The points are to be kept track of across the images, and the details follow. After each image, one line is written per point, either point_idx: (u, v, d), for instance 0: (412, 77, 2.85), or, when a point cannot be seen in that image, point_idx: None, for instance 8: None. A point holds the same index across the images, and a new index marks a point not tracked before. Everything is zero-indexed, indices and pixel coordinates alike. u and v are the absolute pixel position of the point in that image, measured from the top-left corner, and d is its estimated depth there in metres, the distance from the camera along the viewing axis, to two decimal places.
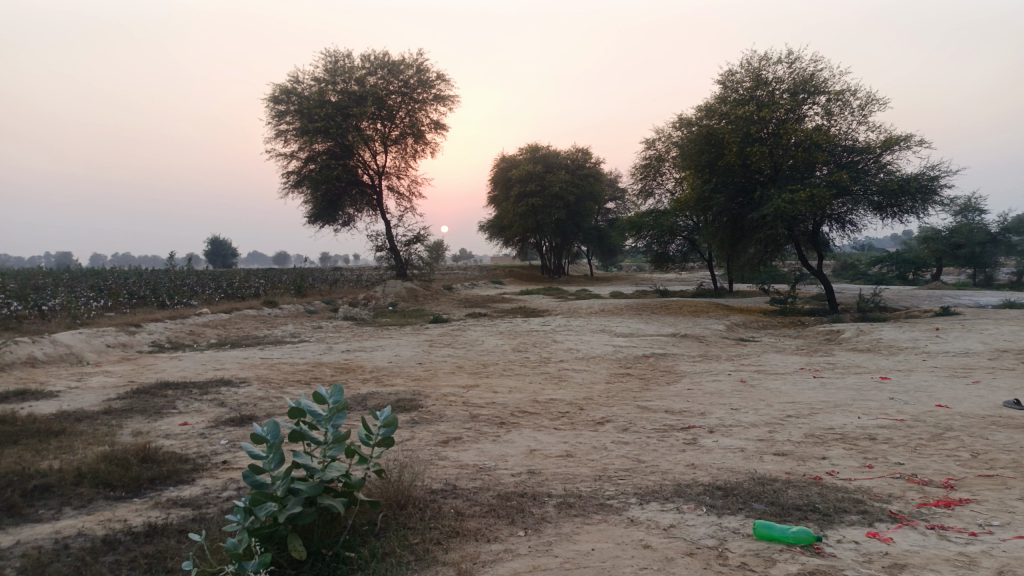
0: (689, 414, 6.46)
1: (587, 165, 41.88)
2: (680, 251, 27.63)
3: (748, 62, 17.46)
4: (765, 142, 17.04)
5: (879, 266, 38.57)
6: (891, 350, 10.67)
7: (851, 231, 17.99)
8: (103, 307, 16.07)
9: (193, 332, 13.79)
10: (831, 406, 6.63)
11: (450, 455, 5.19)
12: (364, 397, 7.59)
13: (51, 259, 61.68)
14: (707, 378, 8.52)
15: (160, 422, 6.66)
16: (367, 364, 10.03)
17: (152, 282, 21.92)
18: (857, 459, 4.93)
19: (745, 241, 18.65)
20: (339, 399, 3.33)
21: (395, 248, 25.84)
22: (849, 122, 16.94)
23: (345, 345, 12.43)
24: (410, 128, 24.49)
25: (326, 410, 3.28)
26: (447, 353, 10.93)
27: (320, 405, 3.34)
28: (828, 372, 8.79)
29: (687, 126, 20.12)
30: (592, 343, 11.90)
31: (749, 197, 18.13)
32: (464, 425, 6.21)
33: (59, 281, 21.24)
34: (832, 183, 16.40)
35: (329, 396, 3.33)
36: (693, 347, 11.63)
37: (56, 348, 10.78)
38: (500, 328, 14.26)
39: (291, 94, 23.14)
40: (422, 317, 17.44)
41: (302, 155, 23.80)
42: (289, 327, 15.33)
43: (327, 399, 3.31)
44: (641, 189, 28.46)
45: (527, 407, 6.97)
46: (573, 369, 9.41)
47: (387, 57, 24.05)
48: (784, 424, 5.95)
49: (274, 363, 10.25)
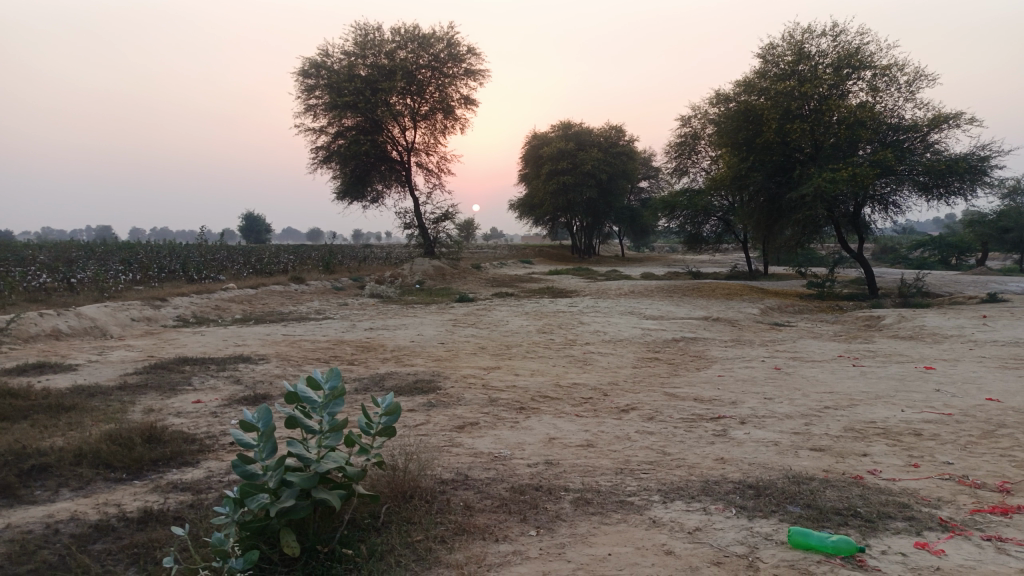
0: (719, 403, 6.13)
1: (621, 143, 41.15)
2: (714, 232, 27.03)
3: (789, 35, 16.79)
4: (806, 119, 16.41)
5: (921, 250, 37.45)
6: (935, 338, 10.17)
7: (894, 213, 17.28)
8: (132, 280, 16.14)
9: (218, 306, 13.74)
10: (871, 398, 6.24)
11: (465, 443, 4.94)
12: (382, 377, 7.37)
13: (90, 233, 62.91)
14: (740, 364, 8.14)
15: (173, 399, 6.51)
16: (389, 343, 9.83)
17: (182, 256, 22.02)
18: (902, 458, 4.56)
19: (782, 223, 18.05)
20: (337, 385, 3.07)
21: (423, 226, 25.66)
22: (895, 98, 16.21)
23: (369, 323, 12.26)
24: (439, 103, 24.15)
25: (320, 397, 3.02)
26: (471, 333, 10.69)
27: (316, 391, 3.08)
28: (868, 360, 8.36)
29: (723, 102, 19.49)
30: (620, 325, 11.55)
31: (787, 176, 17.51)
32: (482, 410, 5.94)
33: (92, 254, 21.48)
34: (875, 162, 15.72)
35: (325, 381, 3.07)
36: (724, 331, 11.23)
37: (81, 321, 10.77)
38: (526, 308, 13.98)
39: (321, 68, 22.93)
40: (449, 295, 17.23)
41: (331, 130, 23.65)
42: (314, 304, 15.24)
43: (323, 385, 3.04)
44: (674, 168, 27.84)
45: (549, 391, 6.69)
46: (599, 352, 9.10)
47: (418, 31, 23.65)
48: (821, 417, 5.58)
49: (295, 340, 10.10)
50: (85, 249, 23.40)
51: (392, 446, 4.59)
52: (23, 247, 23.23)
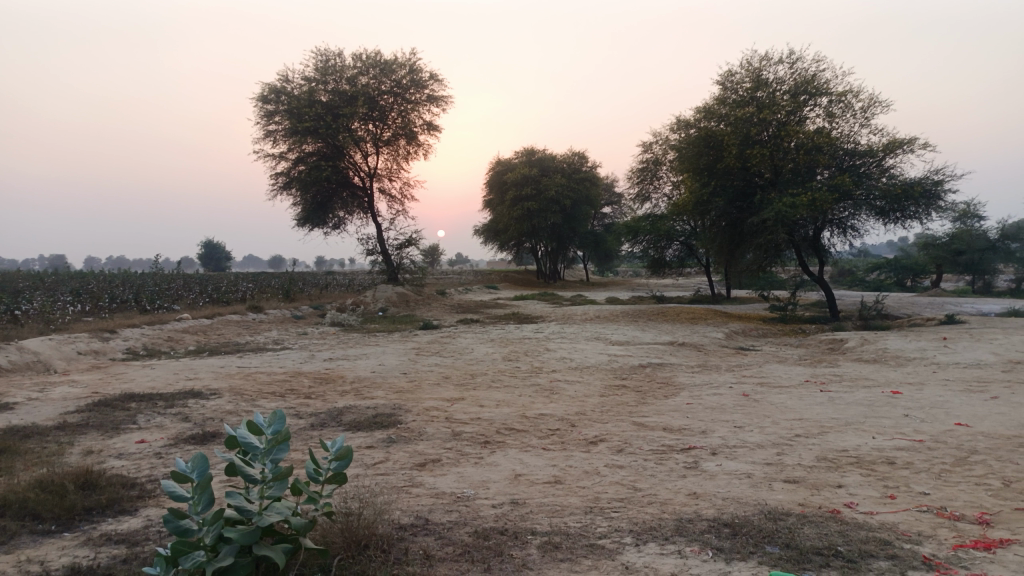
0: (689, 432, 5.96)
1: (584, 169, 41.43)
2: (677, 256, 27.18)
3: (747, 62, 17.03)
4: (766, 145, 16.61)
5: (877, 272, 38.19)
6: (898, 361, 10.19)
7: (852, 236, 17.51)
8: (80, 311, 15.54)
9: (171, 338, 13.26)
10: (842, 425, 6.13)
11: (426, 482, 4.68)
12: (340, 412, 7.07)
13: (42, 262, 61.15)
14: (708, 391, 8.00)
15: (115, 439, 6.13)
16: (349, 374, 9.51)
17: (136, 285, 21.33)
18: (878, 489, 4.42)
19: (744, 247, 18.17)
20: (281, 428, 2.80)
21: (386, 252, 25.34)
22: (851, 124, 16.50)
23: (328, 353, 11.90)
24: (402, 129, 24.00)
25: (262, 442, 2.76)
26: (434, 362, 10.41)
27: (257, 435, 2.83)
28: (835, 384, 8.29)
29: (685, 128, 19.68)
30: (586, 352, 11.38)
31: (748, 201, 17.65)
32: (444, 445, 5.68)
33: (40, 284, 20.70)
34: (834, 186, 15.93)
35: (268, 425, 2.81)
36: (691, 356, 11.13)
37: (22, 355, 10.24)
38: (491, 335, 13.75)
39: (280, 94, 22.65)
40: (412, 323, 16.91)
41: (292, 156, 23.31)
42: (272, 334, 14.81)
43: (265, 429, 2.78)
44: (637, 194, 28.03)
45: (514, 424, 6.45)
46: (565, 380, 8.90)
47: (379, 57, 23.55)
48: (793, 446, 5.45)
49: (251, 372, 9.72)
50: (33, 279, 22.60)
51: (347, 490, 4.32)
52: None
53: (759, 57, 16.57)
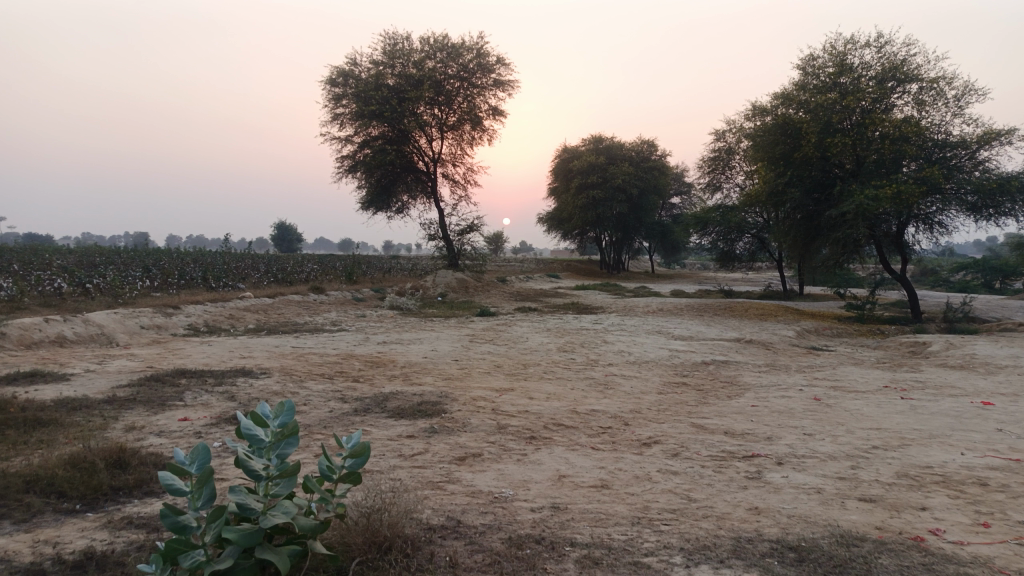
0: (753, 438, 5.49)
1: (652, 158, 40.48)
2: (747, 250, 26.20)
3: (830, 46, 16.08)
4: (848, 133, 15.67)
5: (963, 273, 36.12)
6: (989, 368, 9.37)
7: (939, 233, 16.39)
8: (149, 287, 15.93)
9: (232, 316, 13.40)
10: (926, 438, 5.56)
11: (463, 479, 4.39)
12: (385, 397, 6.85)
13: (126, 239, 63.98)
14: (775, 393, 7.46)
15: (159, 415, 6.07)
16: (400, 359, 9.33)
17: (205, 263, 21.79)
18: (968, 515, 3.90)
19: (819, 241, 17.27)
20: (287, 423, 2.56)
21: (448, 237, 25.23)
22: (942, 113, 15.40)
23: (383, 336, 11.78)
24: (467, 114, 23.77)
25: (267, 436, 2.50)
26: (487, 350, 10.15)
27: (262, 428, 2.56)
28: (918, 392, 7.63)
29: (760, 115, 18.80)
30: (646, 346, 10.91)
31: (826, 193, 16.72)
32: (488, 439, 5.38)
33: (114, 259, 21.38)
34: (921, 179, 14.91)
35: (274, 417, 2.55)
36: (758, 355, 10.53)
37: (87, 328, 10.45)
38: (548, 325, 13.41)
39: (348, 77, 22.71)
40: (470, 309, 16.72)
41: (357, 139, 23.38)
42: (330, 315, 14.81)
43: (271, 421, 2.53)
44: (707, 184, 27.12)
45: (565, 419, 6.10)
46: (623, 375, 8.48)
47: (447, 40, 23.35)
48: (869, 459, 4.94)
49: (304, 353, 9.64)
50: (111, 254, 23.42)
51: (378, 486, 4.06)
52: (50, 251, 23.28)
53: (844, 40, 15.60)
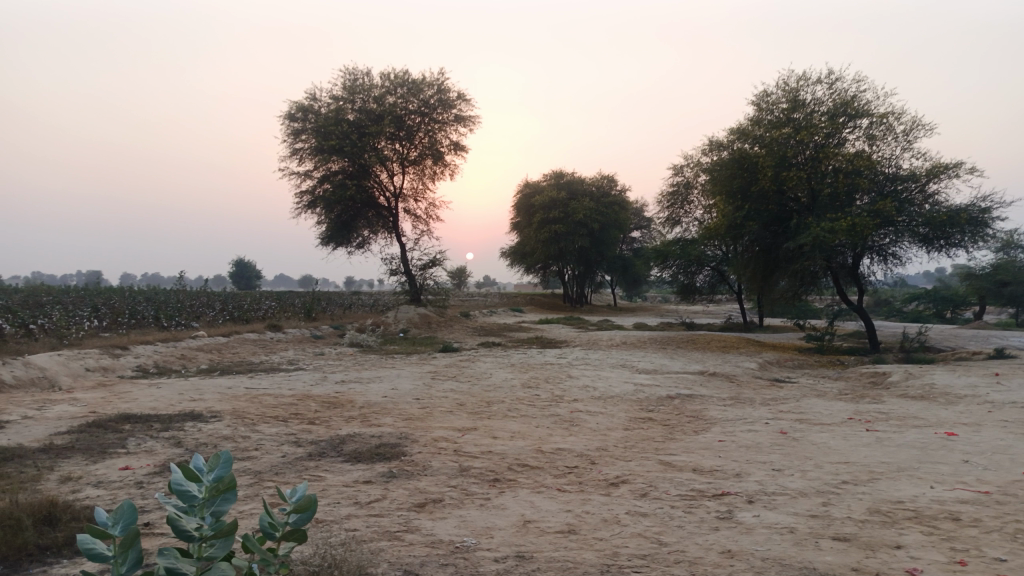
0: (722, 475, 5.36)
1: (612, 193, 40.94)
2: (708, 282, 26.45)
3: (783, 83, 16.45)
4: (802, 167, 15.96)
5: (916, 303, 36.99)
6: (949, 398, 9.44)
7: (893, 264, 16.70)
8: (98, 327, 15.36)
9: (184, 356, 12.95)
10: (894, 471, 5.48)
11: (423, 528, 4.16)
12: (342, 440, 6.57)
13: (79, 277, 62.33)
14: (742, 427, 7.37)
15: (98, 465, 5.71)
16: (359, 398, 9.04)
17: (158, 301, 21.17)
18: (944, 552, 3.79)
19: (777, 273, 17.47)
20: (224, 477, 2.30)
21: (410, 273, 24.98)
22: (892, 148, 15.80)
23: (342, 375, 11.47)
24: (428, 149, 23.74)
25: (201, 491, 2.23)
26: (449, 388, 9.92)
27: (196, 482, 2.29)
28: (882, 423, 7.60)
29: (717, 149, 19.10)
30: (610, 380, 10.78)
31: (783, 226, 16.96)
32: (449, 483, 5.15)
33: (62, 298, 20.64)
34: (874, 211, 15.22)
35: (209, 471, 2.30)
36: (723, 388, 10.47)
37: (28, 371, 9.96)
38: (512, 360, 13.23)
39: (308, 112, 22.55)
40: (432, 345, 16.47)
41: (317, 174, 23.14)
42: (287, 353, 14.42)
43: (205, 475, 2.26)
44: (667, 218, 27.41)
45: (529, 459, 5.90)
46: (588, 411, 8.32)
47: (408, 76, 23.38)
48: (840, 495, 4.83)
49: (258, 394, 9.29)
50: (60, 293, 22.65)
51: (331, 541, 3.81)
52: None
53: (796, 76, 15.97)
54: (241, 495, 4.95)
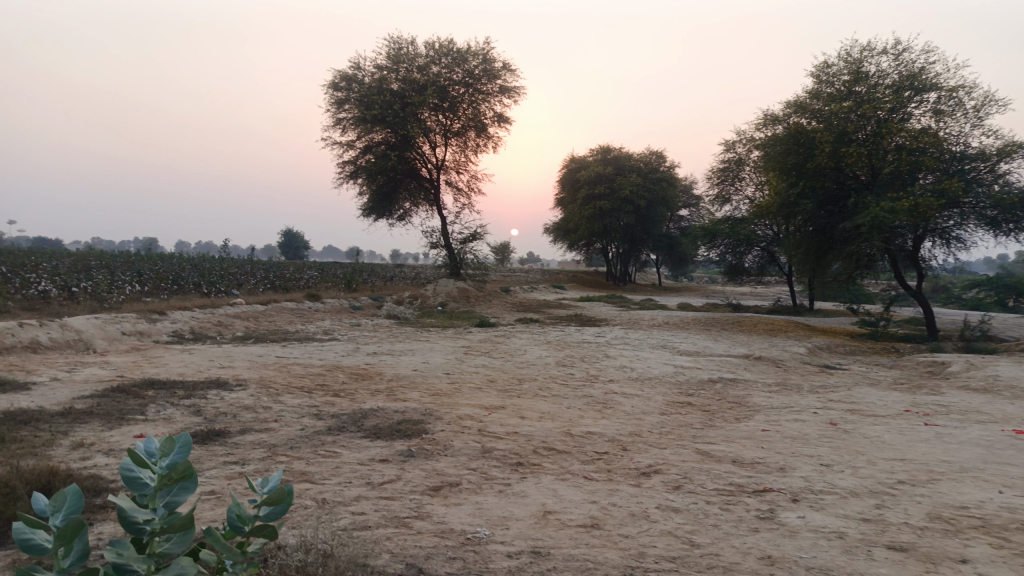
0: (765, 469, 4.94)
1: (660, 169, 40.02)
2: (756, 263, 25.61)
3: (846, 53, 15.54)
4: (863, 143, 15.10)
5: (975, 291, 35.41)
6: (1015, 392, 8.77)
7: (957, 248, 15.79)
8: (140, 292, 15.49)
9: (221, 323, 12.92)
10: (957, 472, 4.99)
11: (434, 515, 3.86)
12: (364, 415, 6.32)
13: (135, 243, 63.99)
14: (788, 416, 6.90)
15: (113, 431, 5.56)
16: (388, 371, 8.81)
17: (201, 268, 21.35)
18: (1017, 570, 3.33)
19: (831, 255, 16.68)
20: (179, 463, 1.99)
21: (450, 246, 24.73)
22: (961, 125, 14.85)
23: (374, 347, 11.27)
24: (472, 121, 23.34)
25: (152, 479, 1.91)
26: (482, 363, 9.63)
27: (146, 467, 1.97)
28: (942, 418, 7.04)
29: (772, 124, 18.25)
30: (649, 361, 10.35)
31: (840, 205, 16.15)
32: (468, 465, 4.84)
33: (108, 262, 20.91)
34: (939, 191, 14.34)
35: (160, 457, 1.99)
36: (768, 373, 9.95)
37: (64, 333, 9.98)
38: (549, 337, 12.88)
39: (352, 81, 22.31)
40: (469, 319, 16.19)
41: (359, 144, 22.96)
42: (323, 323, 14.32)
43: (157, 461, 1.96)
44: (716, 195, 26.57)
45: (557, 443, 5.57)
46: (623, 393, 7.94)
47: (453, 45, 22.95)
48: (896, 498, 4.37)
49: (287, 364, 9.13)
50: (109, 258, 23.00)
51: (333, 530, 3.53)
52: (47, 254, 22.87)
53: (860, 46, 15.04)
54: (252, 468, 4.72)
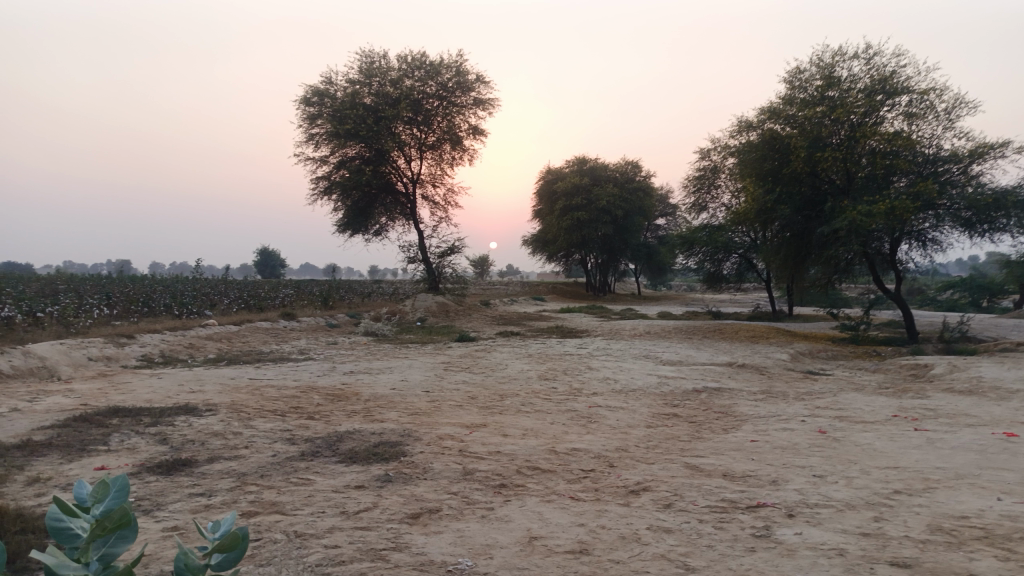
0: (757, 483, 4.77)
1: (636, 179, 40.12)
2: (735, 271, 25.64)
3: (817, 58, 15.59)
4: (838, 148, 15.12)
5: (950, 292, 35.79)
6: (999, 393, 8.72)
7: (933, 250, 15.86)
8: (109, 315, 15.09)
9: (192, 344, 12.57)
10: (954, 479, 4.85)
11: (413, 545, 3.63)
12: (339, 437, 6.07)
13: (108, 266, 63.03)
14: (776, 425, 6.76)
15: (72, 464, 5.26)
16: (365, 391, 8.55)
17: (172, 290, 20.89)
18: None
19: (809, 260, 16.67)
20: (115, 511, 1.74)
21: (427, 260, 24.48)
22: (933, 127, 14.95)
23: (351, 365, 11.00)
24: (447, 134, 23.19)
25: (83, 530, 1.64)
26: (462, 379, 9.41)
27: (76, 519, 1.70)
28: (931, 422, 6.94)
29: (747, 131, 18.27)
30: (632, 372, 10.18)
31: (817, 210, 16.17)
32: (449, 489, 4.61)
33: (77, 285, 20.40)
34: (914, 193, 14.38)
35: (94, 506, 1.74)
36: (753, 381, 9.81)
37: (27, 361, 9.60)
38: (529, 350, 12.68)
39: (324, 96, 22.06)
40: (448, 334, 15.97)
41: (333, 160, 22.69)
42: (299, 343, 14.01)
43: (89, 510, 1.70)
44: (693, 203, 26.62)
45: (541, 461, 5.36)
46: (608, 406, 7.75)
47: (425, 58, 22.79)
48: (893, 509, 4.22)
49: (260, 385, 8.83)
50: (77, 281, 22.47)
51: (302, 570, 3.27)
52: (13, 279, 22.28)
53: (832, 51, 15.09)
54: (219, 500, 4.45)
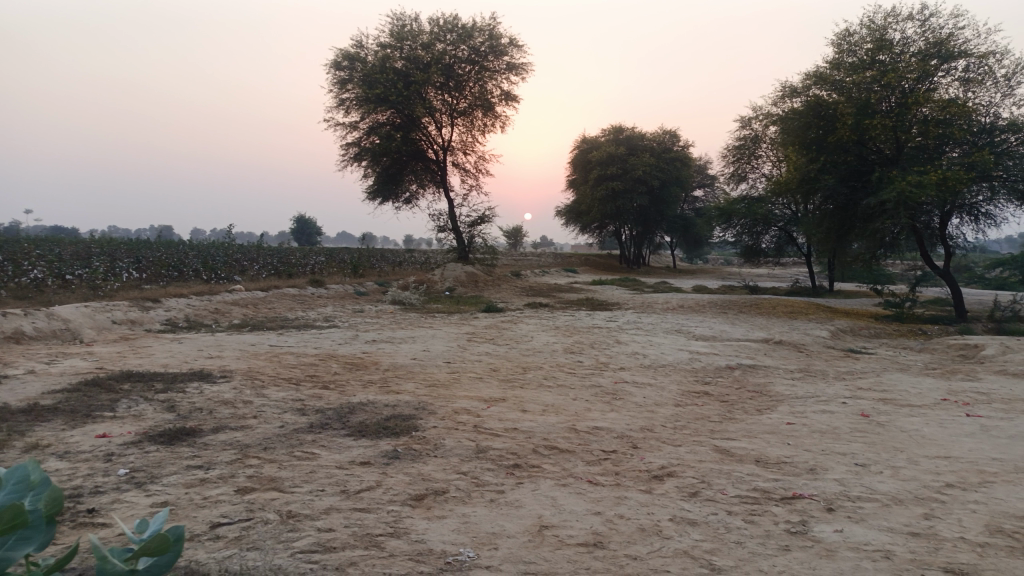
0: (794, 471, 4.38)
1: (674, 149, 39.22)
2: (773, 244, 24.89)
3: (868, 20, 14.75)
4: (888, 115, 14.33)
5: (999, 269, 34.44)
6: None
7: (986, 224, 15.04)
8: (139, 279, 15.10)
9: (217, 310, 12.47)
10: (1014, 473, 4.39)
11: (413, 532, 3.34)
12: (351, 409, 5.81)
13: (149, 230, 63.97)
14: (814, 407, 6.33)
15: (74, 431, 5.08)
16: (384, 360, 8.31)
17: (203, 255, 20.91)
18: None
19: (853, 234, 15.96)
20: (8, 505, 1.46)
21: (458, 229, 24.15)
22: (991, 94, 14.12)
23: (374, 334, 10.79)
24: (478, 99, 22.73)
25: None
26: (485, 351, 9.12)
27: None
28: (983, 407, 6.45)
29: (790, 97, 17.46)
30: (663, 347, 9.79)
31: (863, 181, 15.42)
32: (458, 469, 4.32)
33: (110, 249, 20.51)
34: (968, 164, 13.60)
35: None
36: (790, 359, 9.34)
37: (50, 322, 9.55)
38: (557, 322, 12.33)
39: (354, 60, 21.71)
40: (476, 304, 15.68)
41: (363, 126, 22.38)
42: (325, 310, 13.85)
43: None
44: (732, 174, 25.82)
45: (560, 440, 5.03)
46: (635, 382, 7.39)
47: (458, 21, 22.25)
48: (946, 506, 3.81)
49: (279, 353, 8.64)
50: (110, 245, 22.55)
51: (286, 560, 2.99)
52: (50, 241, 22.48)
53: (884, 12, 14.25)
54: (216, 474, 4.21)
